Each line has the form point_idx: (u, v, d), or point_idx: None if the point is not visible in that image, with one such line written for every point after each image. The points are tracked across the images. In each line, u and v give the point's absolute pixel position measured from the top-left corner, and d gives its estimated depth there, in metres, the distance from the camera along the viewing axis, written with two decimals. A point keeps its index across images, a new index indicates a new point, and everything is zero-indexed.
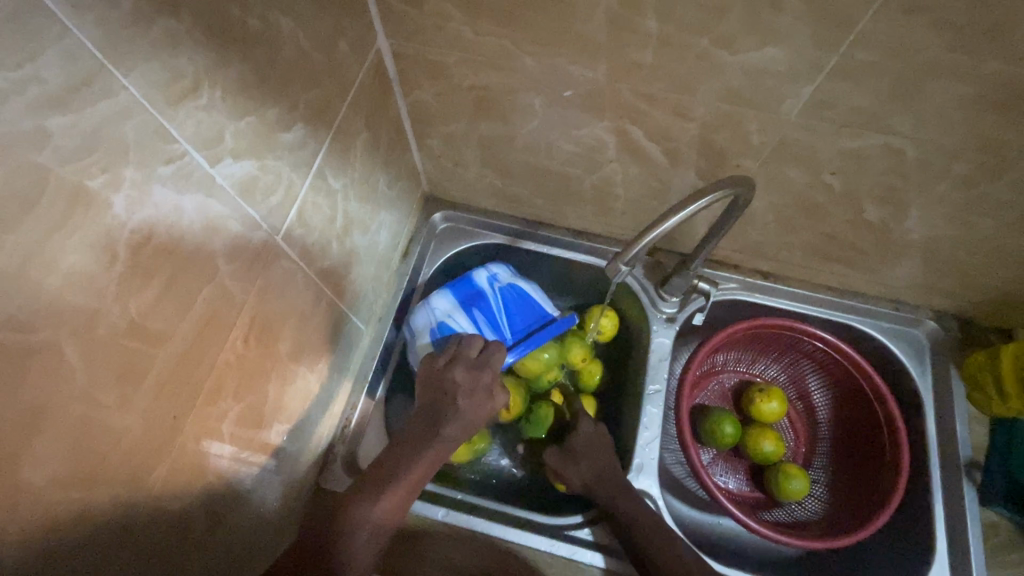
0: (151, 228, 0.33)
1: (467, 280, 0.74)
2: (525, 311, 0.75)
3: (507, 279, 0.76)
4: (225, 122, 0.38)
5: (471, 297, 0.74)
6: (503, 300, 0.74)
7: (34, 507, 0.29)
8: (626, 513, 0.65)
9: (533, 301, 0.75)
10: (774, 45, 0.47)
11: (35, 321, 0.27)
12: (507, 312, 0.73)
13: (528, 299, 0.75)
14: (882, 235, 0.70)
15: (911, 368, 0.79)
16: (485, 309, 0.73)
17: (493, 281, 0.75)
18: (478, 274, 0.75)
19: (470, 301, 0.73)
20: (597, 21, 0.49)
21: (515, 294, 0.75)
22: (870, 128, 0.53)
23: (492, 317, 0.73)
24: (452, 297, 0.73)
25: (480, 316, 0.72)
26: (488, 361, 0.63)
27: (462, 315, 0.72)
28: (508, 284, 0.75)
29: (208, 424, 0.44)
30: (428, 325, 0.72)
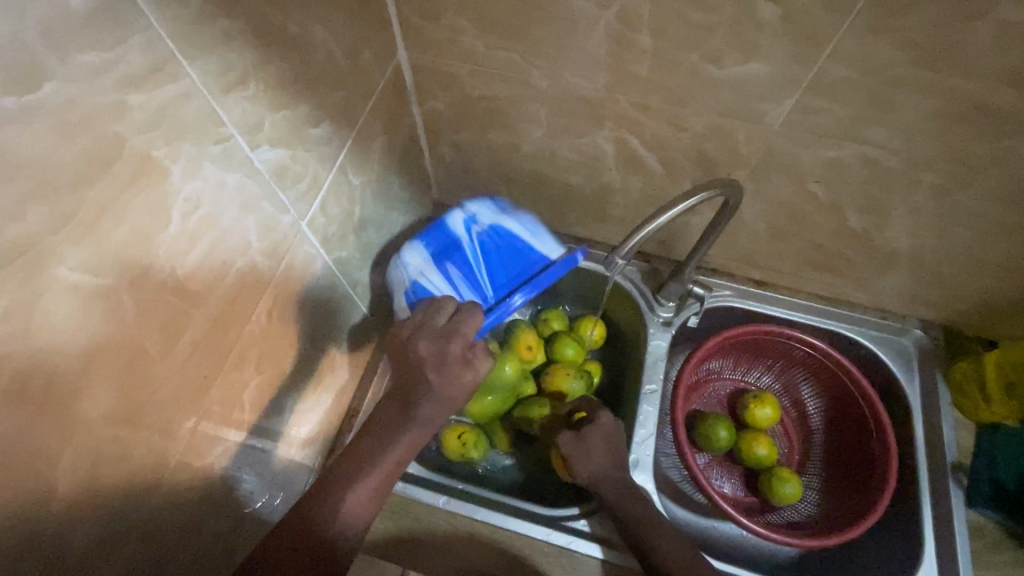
0: (198, 199, 0.38)
1: (443, 229, 0.68)
2: (509, 258, 0.68)
3: (486, 221, 0.69)
4: (265, 112, 0.43)
5: (446, 249, 0.68)
6: (481, 247, 0.68)
7: (81, 435, 0.33)
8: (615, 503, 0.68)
9: (518, 242, 0.69)
10: (756, 61, 0.52)
11: (103, 267, 0.31)
12: (487, 260, 0.68)
13: (511, 240, 0.69)
14: (866, 244, 0.73)
15: (900, 375, 0.81)
16: (461, 261, 0.68)
17: (471, 227, 0.69)
18: (454, 221, 0.68)
19: (444, 254, 0.67)
20: (597, 37, 0.55)
21: (495, 239, 0.68)
22: (847, 139, 0.58)
23: (470, 269, 0.67)
24: (424, 249, 0.68)
25: (456, 270, 0.67)
26: (457, 329, 0.58)
27: (436, 271, 0.67)
28: (487, 228, 0.68)
29: (230, 390, 0.47)
30: (402, 282, 0.68)
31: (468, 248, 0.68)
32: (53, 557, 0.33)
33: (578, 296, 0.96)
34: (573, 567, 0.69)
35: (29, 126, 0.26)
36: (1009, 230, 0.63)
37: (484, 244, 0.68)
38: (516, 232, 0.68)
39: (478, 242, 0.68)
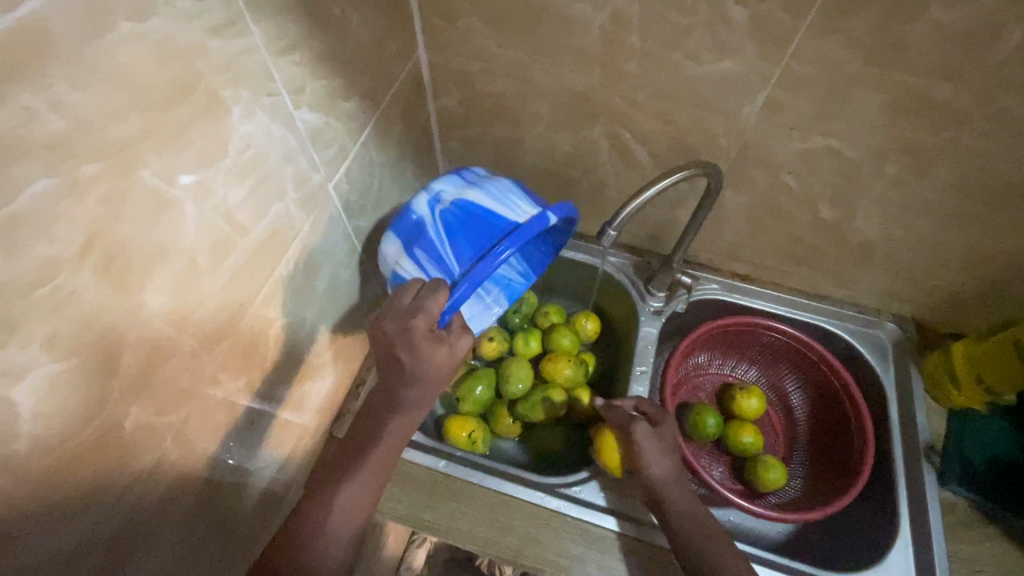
0: (249, 140, 0.44)
1: (408, 215, 0.70)
2: (472, 228, 0.67)
3: (449, 198, 0.69)
4: (307, 79, 0.50)
5: (413, 234, 0.69)
6: (443, 224, 0.68)
7: (143, 324, 0.38)
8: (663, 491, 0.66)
9: (482, 211, 0.68)
10: (730, 59, 0.60)
11: (176, 178, 0.38)
12: (453, 236, 0.67)
13: (474, 210, 0.68)
14: (840, 238, 0.79)
15: (875, 364, 0.86)
16: (428, 245, 0.68)
17: (434, 206, 0.69)
18: (418, 204, 0.70)
19: (411, 240, 0.69)
20: (592, 37, 0.63)
21: (458, 213, 0.68)
22: (814, 132, 0.65)
23: (435, 248, 0.68)
24: (396, 236, 0.71)
25: (423, 254, 0.68)
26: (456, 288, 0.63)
27: (408, 258, 0.69)
28: (449, 204, 0.68)
29: (259, 323, 0.53)
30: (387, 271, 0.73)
31: (432, 229, 0.68)
32: (108, 431, 0.38)
33: (574, 291, 1.02)
34: (564, 531, 0.72)
35: (139, 48, 0.33)
36: (965, 220, 0.69)
37: (446, 219, 0.68)
38: (478, 202, 0.68)
39: (440, 218, 0.68)
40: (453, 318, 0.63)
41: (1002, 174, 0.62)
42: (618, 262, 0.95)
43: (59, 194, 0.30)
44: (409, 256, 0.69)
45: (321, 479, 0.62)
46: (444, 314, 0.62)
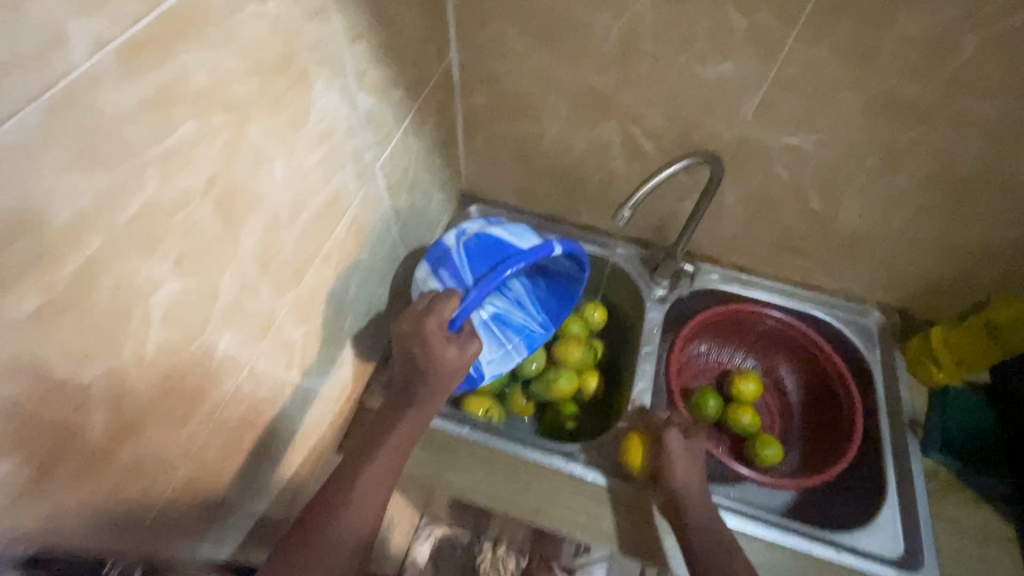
0: (324, 113, 0.51)
1: (437, 243, 0.79)
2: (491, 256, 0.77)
3: (474, 231, 0.80)
4: (367, 67, 0.58)
5: (440, 259, 0.78)
6: (467, 252, 0.77)
7: (237, 261, 0.45)
8: (684, 487, 0.71)
9: (503, 244, 0.78)
10: (730, 61, 0.69)
11: (272, 136, 0.45)
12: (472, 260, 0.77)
13: (496, 244, 0.79)
14: (829, 229, 0.87)
15: (863, 348, 0.93)
16: (451, 268, 0.77)
17: (460, 237, 0.79)
18: (447, 234, 0.79)
19: (437, 263, 0.77)
20: (609, 41, 0.72)
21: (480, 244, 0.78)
22: (803, 128, 0.73)
23: (457, 271, 0.76)
24: (426, 260, 0.79)
25: (447, 274, 0.76)
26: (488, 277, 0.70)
27: (433, 278, 0.77)
28: (473, 235, 0.79)
29: (316, 281, 0.59)
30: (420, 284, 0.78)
31: (456, 254, 0.77)
32: (205, 352, 0.44)
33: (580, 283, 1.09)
34: (579, 491, 0.77)
35: (260, 23, 0.40)
36: (939, 209, 0.77)
37: (470, 249, 0.78)
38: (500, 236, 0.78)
39: (465, 248, 0.78)
40: (465, 324, 0.68)
41: (969, 166, 0.70)
42: (625, 254, 1.02)
43: (198, 136, 0.37)
44: (435, 276, 0.77)
45: (365, 437, 0.67)
46: (456, 317, 0.67)
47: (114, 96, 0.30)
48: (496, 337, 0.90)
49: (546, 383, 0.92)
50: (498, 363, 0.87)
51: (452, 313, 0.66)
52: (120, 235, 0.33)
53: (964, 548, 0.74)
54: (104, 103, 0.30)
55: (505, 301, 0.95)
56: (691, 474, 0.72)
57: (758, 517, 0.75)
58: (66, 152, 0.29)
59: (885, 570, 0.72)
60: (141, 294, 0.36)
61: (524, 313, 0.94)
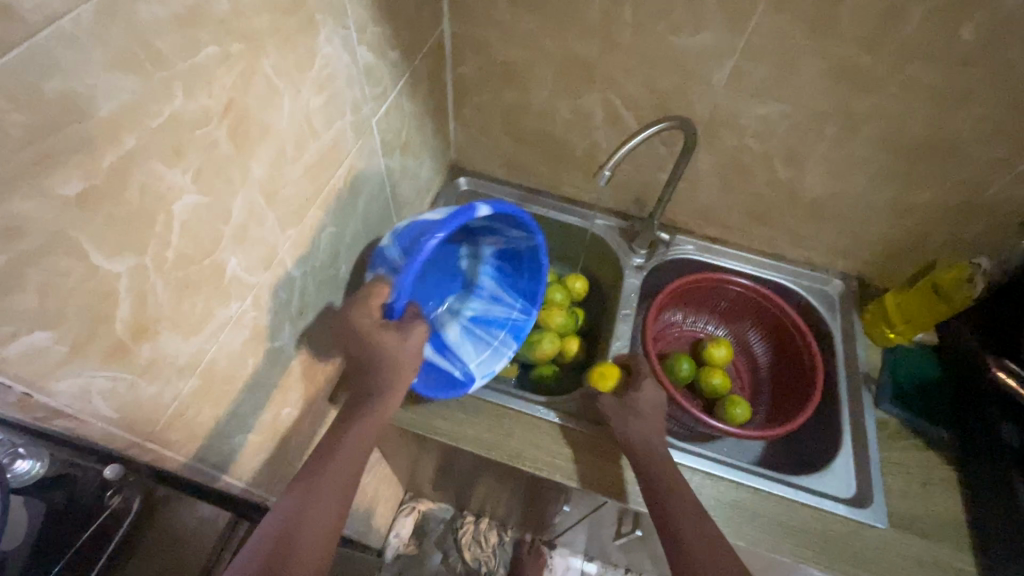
0: (328, 57, 0.55)
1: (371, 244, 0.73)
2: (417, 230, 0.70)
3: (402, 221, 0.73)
4: (368, 22, 0.62)
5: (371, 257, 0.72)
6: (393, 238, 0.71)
7: (248, 186, 0.48)
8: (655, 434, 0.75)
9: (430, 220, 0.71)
10: (704, 33, 0.75)
11: (283, 70, 0.49)
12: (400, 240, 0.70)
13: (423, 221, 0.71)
14: (795, 198, 0.93)
15: (825, 313, 1.00)
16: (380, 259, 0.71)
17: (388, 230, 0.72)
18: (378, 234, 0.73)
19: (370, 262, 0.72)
20: (593, 12, 0.77)
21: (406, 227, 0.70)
22: (769, 98, 0.79)
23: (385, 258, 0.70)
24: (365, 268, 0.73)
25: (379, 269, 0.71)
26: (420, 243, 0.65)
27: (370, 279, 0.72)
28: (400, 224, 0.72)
29: (314, 223, 0.63)
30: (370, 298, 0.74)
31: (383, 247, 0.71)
32: (216, 268, 0.47)
33: (562, 254, 1.14)
34: (560, 438, 0.82)
35: None
36: (892, 176, 0.84)
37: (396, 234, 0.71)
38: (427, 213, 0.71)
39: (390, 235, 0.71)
40: (406, 305, 0.67)
41: (917, 133, 0.77)
42: (605, 224, 1.07)
43: (218, 58, 0.40)
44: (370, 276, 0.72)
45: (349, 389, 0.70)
46: (393, 304, 0.65)
47: (151, 6, 0.34)
48: (479, 339, 0.93)
49: (528, 346, 0.94)
50: (486, 360, 0.89)
51: (388, 300, 0.65)
52: (150, 137, 0.37)
53: (910, 487, 0.81)
54: (142, 11, 0.34)
55: (483, 301, 0.97)
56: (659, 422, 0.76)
57: (722, 462, 0.81)
58: (109, 49, 0.32)
59: (838, 507, 0.78)
60: (164, 198, 0.39)
61: (502, 306, 0.95)
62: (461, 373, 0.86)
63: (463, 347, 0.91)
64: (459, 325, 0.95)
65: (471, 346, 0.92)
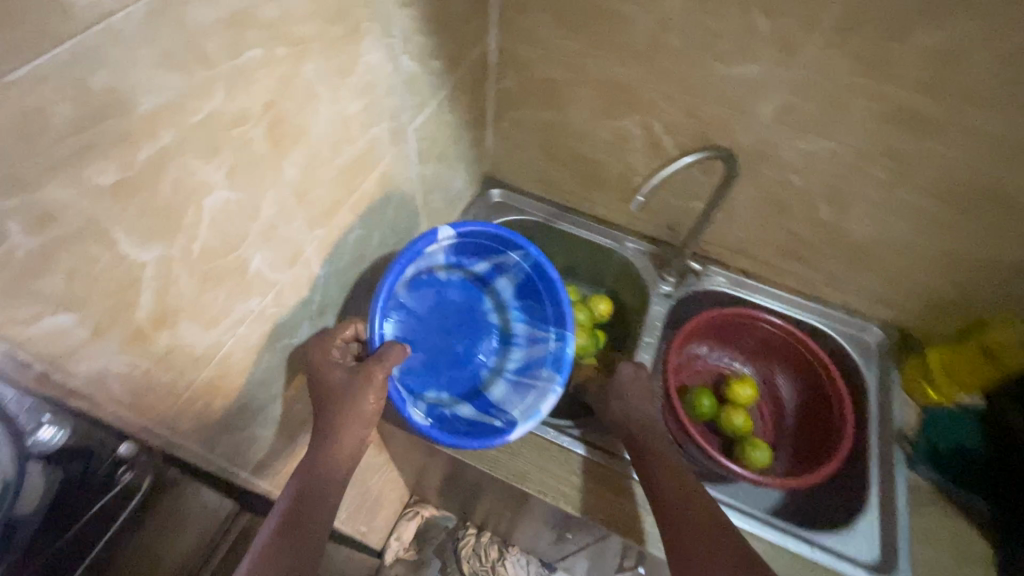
0: (370, 65, 0.56)
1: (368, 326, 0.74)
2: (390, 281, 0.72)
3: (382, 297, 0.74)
4: (413, 32, 0.62)
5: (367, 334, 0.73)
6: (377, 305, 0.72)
7: (279, 187, 0.49)
8: (667, 472, 0.72)
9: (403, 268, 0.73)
10: (753, 64, 0.72)
11: (324, 76, 0.49)
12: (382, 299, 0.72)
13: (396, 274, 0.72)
14: (837, 240, 0.89)
15: (860, 361, 0.95)
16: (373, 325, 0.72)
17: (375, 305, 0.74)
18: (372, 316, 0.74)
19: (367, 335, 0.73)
20: (640, 36, 0.76)
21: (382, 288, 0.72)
22: (816, 135, 0.76)
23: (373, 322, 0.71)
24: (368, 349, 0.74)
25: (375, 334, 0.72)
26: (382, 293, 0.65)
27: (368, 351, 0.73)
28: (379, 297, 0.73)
29: (343, 225, 0.63)
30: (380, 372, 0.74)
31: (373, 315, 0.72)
32: (240, 264, 0.48)
33: (588, 274, 1.12)
34: (568, 463, 0.80)
35: None
36: (945, 226, 0.79)
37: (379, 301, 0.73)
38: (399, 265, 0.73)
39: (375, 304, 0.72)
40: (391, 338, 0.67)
41: (976, 184, 0.72)
42: (634, 248, 1.05)
43: (261, 62, 0.41)
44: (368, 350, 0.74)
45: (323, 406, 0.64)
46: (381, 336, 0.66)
47: (200, 10, 0.35)
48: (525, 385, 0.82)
49: None
50: (533, 404, 0.78)
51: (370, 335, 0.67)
52: (187, 134, 0.37)
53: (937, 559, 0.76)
54: (191, 13, 0.34)
55: (521, 349, 0.87)
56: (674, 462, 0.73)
57: (737, 509, 0.77)
58: (155, 49, 0.33)
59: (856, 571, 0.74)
60: (196, 194, 0.40)
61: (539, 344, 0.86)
62: (505, 423, 0.75)
63: (510, 400, 0.81)
64: (505, 380, 0.84)
65: (518, 395, 0.81)
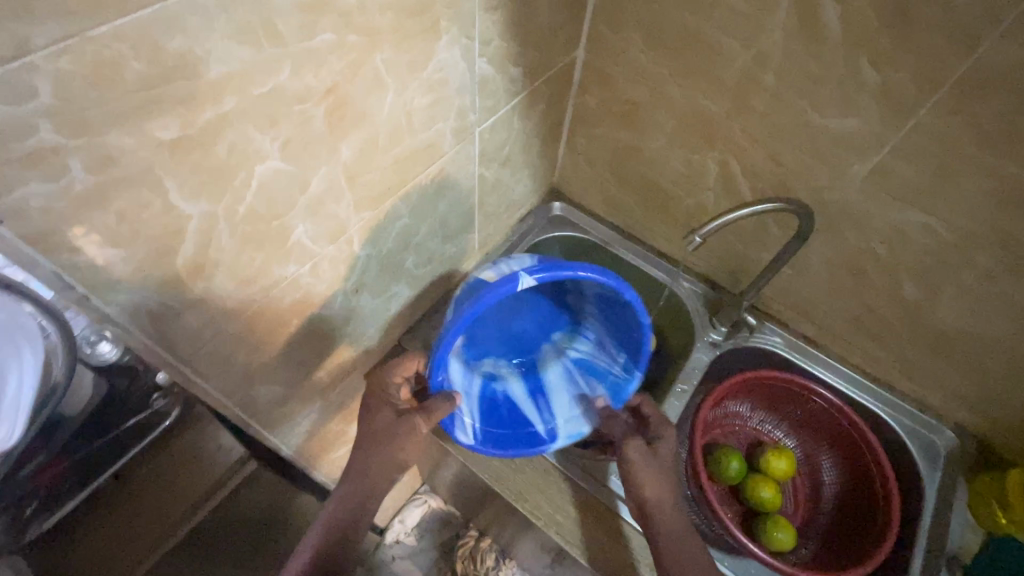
0: (443, 63, 0.57)
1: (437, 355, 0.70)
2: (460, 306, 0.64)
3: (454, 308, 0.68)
4: (494, 37, 0.63)
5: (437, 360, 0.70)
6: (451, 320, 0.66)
7: (331, 165, 0.51)
8: (669, 533, 0.67)
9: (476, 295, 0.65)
10: (851, 117, 0.66)
11: (393, 68, 0.51)
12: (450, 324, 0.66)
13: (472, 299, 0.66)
14: (918, 324, 0.79)
15: (921, 465, 0.84)
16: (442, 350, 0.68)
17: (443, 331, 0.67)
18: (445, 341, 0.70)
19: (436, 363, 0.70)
20: (731, 70, 0.72)
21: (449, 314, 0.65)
22: (912, 205, 0.69)
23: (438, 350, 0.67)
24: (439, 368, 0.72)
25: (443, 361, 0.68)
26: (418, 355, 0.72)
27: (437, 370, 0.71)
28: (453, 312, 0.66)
29: (391, 212, 0.65)
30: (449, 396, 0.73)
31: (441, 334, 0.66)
32: (282, 231, 0.51)
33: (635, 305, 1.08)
34: (569, 493, 0.77)
35: None
36: None
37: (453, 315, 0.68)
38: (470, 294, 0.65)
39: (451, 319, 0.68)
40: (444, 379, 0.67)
41: None
42: (689, 288, 1.00)
43: (331, 46, 0.43)
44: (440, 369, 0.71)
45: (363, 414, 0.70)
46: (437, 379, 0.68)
47: None
48: (579, 389, 0.80)
49: None
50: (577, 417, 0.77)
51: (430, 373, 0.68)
52: (249, 103, 0.40)
53: None
54: None
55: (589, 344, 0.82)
56: (680, 523, 0.68)
57: None
58: (231, 22, 0.36)
59: None
60: (250, 160, 0.43)
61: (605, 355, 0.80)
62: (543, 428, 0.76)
63: (558, 394, 0.80)
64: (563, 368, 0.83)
65: (568, 393, 0.80)
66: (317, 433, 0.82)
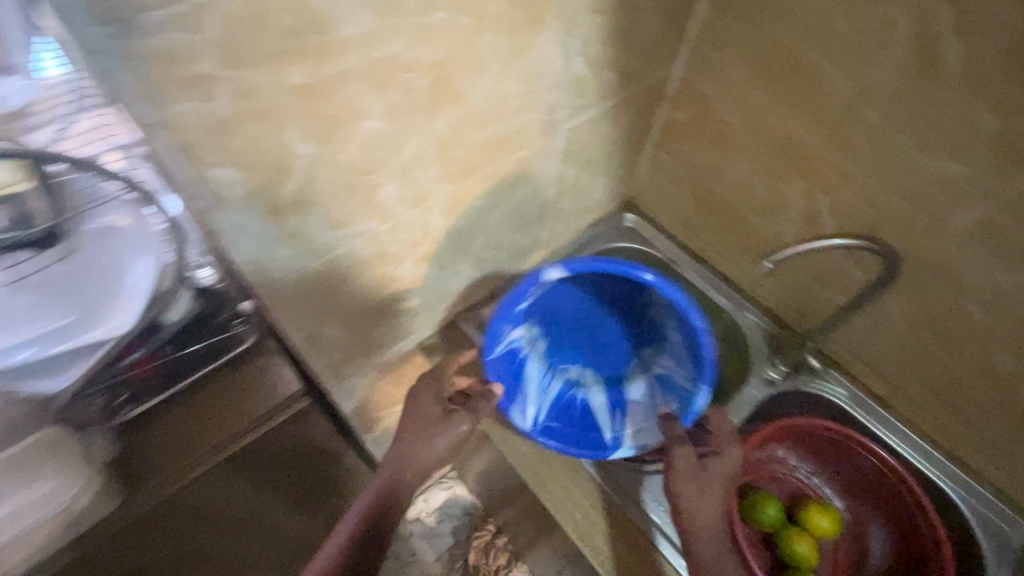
0: (541, 55, 0.60)
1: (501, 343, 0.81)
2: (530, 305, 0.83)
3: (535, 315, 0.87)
4: (593, 39, 0.65)
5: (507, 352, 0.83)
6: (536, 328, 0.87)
7: (424, 135, 0.56)
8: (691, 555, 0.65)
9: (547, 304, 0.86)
10: (958, 163, 0.62)
11: (494, 54, 0.55)
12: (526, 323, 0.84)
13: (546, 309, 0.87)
14: (1007, 400, 0.72)
15: (988, 553, 0.77)
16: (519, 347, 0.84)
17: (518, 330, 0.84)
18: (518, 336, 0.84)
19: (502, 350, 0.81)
20: (832, 100, 0.69)
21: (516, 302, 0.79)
22: (1018, 267, 0.63)
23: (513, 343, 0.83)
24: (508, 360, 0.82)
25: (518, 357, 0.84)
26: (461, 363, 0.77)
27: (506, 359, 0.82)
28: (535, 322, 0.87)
29: (471, 190, 0.69)
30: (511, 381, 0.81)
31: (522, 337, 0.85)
32: (370, 187, 0.56)
33: None
34: (592, 497, 0.77)
35: None
36: None
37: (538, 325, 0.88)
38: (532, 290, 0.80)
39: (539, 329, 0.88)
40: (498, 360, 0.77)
41: None
42: (753, 320, 0.96)
43: (443, 24, 0.48)
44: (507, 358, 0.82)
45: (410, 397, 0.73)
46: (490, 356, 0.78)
47: None
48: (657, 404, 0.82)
49: None
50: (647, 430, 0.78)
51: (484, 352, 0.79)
52: (362, 65, 0.45)
53: None
54: None
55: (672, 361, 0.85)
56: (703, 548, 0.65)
57: None
58: None
59: None
60: (355, 116, 0.48)
61: (682, 372, 0.82)
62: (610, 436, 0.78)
63: (637, 412, 0.83)
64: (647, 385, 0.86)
65: (647, 411, 0.83)
66: (366, 389, 0.87)
